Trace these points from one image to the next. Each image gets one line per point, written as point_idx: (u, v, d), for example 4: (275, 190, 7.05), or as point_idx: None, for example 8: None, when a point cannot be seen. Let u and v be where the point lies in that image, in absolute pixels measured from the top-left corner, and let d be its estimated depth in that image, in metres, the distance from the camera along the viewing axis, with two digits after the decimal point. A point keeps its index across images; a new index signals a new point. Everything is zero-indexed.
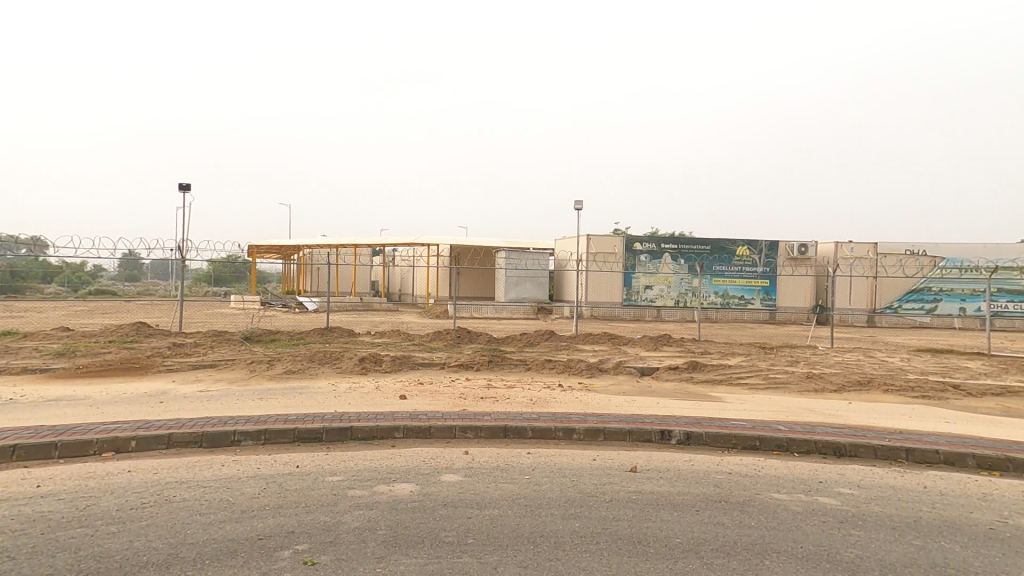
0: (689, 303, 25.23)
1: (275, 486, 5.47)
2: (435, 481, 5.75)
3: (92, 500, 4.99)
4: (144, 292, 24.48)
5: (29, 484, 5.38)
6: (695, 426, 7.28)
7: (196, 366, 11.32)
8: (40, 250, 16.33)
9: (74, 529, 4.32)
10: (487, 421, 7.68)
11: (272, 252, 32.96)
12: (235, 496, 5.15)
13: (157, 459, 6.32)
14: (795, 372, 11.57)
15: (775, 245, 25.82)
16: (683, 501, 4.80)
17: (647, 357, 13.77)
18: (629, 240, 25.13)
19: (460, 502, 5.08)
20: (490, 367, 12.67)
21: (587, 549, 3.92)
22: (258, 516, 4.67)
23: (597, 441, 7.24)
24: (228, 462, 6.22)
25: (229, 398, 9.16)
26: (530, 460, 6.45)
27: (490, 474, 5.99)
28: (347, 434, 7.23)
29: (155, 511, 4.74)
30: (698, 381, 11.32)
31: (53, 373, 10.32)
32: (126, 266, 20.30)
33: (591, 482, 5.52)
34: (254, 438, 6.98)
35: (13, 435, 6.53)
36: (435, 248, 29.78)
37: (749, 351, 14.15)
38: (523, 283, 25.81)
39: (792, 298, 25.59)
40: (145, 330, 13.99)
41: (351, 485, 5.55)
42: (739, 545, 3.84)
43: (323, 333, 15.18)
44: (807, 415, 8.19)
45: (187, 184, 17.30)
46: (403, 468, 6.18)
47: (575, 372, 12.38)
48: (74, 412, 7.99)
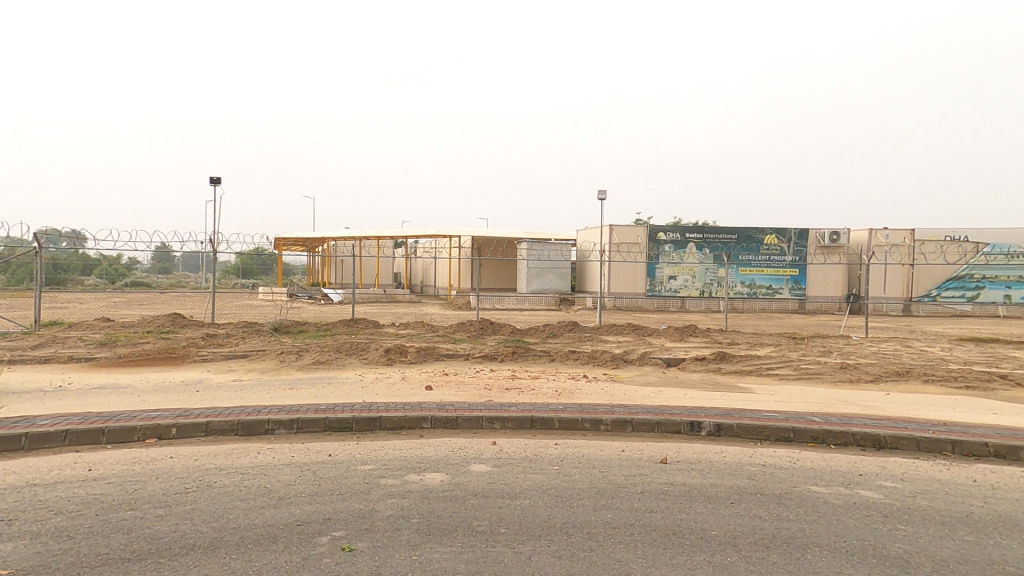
0: (714, 293, 24.81)
1: (309, 474, 5.59)
2: (465, 471, 5.78)
3: (139, 484, 5.18)
4: (177, 284, 25.24)
5: (81, 468, 5.62)
6: (726, 418, 7.16)
7: (229, 356, 11.63)
8: (79, 244, 17.01)
9: (124, 511, 4.49)
10: (514, 412, 7.70)
11: (298, 245, 33.57)
12: (272, 483, 5.27)
13: (196, 445, 6.52)
14: (829, 363, 11.29)
15: (804, 233, 25.17)
16: (718, 493, 4.74)
17: (673, 348, 13.60)
18: (653, 230, 24.80)
19: (491, 492, 5.10)
20: (515, 358, 12.69)
21: (622, 540, 3.90)
22: (296, 502, 4.79)
23: (625, 432, 7.19)
24: (264, 450, 6.38)
25: (261, 388, 9.38)
26: (558, 451, 6.44)
27: (519, 464, 6.01)
28: (376, 424, 7.33)
29: (197, 496, 4.89)
30: (727, 372, 11.14)
31: (95, 362, 10.72)
32: (160, 259, 21.01)
33: (621, 474, 5.49)
34: (288, 427, 7.14)
35: (61, 421, 6.80)
36: (457, 240, 29.90)
37: (779, 341, 13.86)
38: (545, 274, 25.75)
39: (822, 287, 24.95)
40: (179, 321, 14.42)
41: (383, 474, 5.64)
42: (778, 538, 3.77)
43: (349, 325, 15.42)
44: (842, 407, 8.00)
45: (217, 178, 17.69)
46: (432, 458, 6.24)
47: (600, 363, 12.30)
48: (116, 399, 8.30)
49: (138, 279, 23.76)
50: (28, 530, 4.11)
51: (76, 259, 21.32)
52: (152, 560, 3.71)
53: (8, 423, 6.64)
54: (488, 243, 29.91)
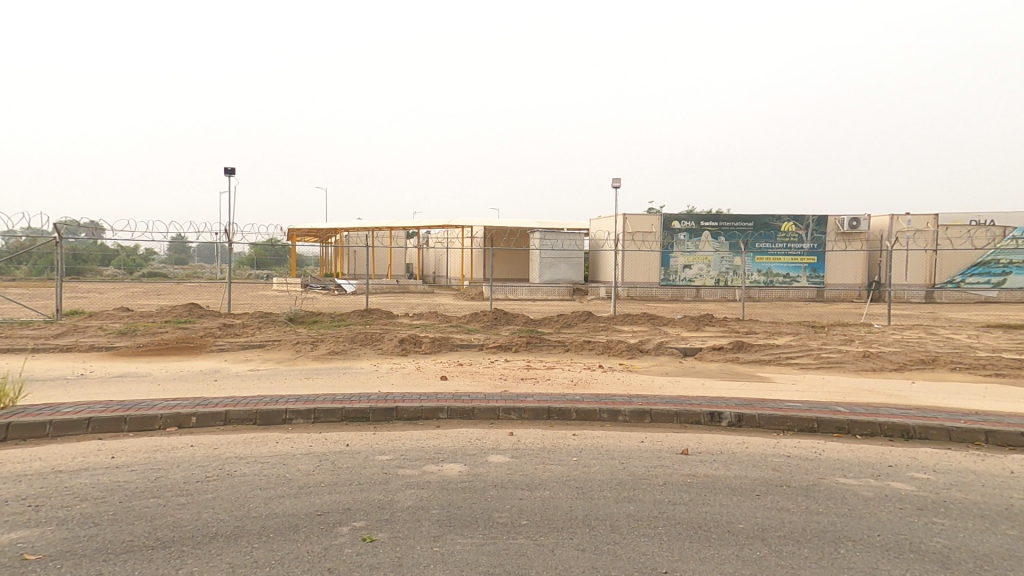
0: (730, 282, 24.50)
1: (328, 464, 5.60)
2: (483, 462, 5.75)
3: (161, 472, 5.23)
4: (193, 274, 25.56)
5: (105, 455, 5.67)
6: (747, 408, 7.05)
7: (245, 346, 11.72)
8: (98, 234, 17.26)
9: (147, 499, 4.52)
10: (530, 403, 7.65)
11: (311, 236, 33.73)
12: (292, 473, 5.29)
13: (216, 434, 6.57)
14: (850, 352, 11.07)
15: (823, 220, 24.70)
16: (744, 485, 4.64)
17: (689, 337, 13.43)
18: (667, 218, 24.50)
19: (510, 483, 5.06)
20: (529, 348, 12.63)
21: (645, 533, 3.84)
22: (316, 492, 4.79)
23: (643, 423, 7.12)
24: (282, 440, 6.41)
25: (278, 378, 9.43)
26: (576, 442, 6.39)
27: (537, 455, 5.98)
28: (392, 414, 7.34)
29: (218, 485, 4.92)
30: (745, 361, 10.97)
31: (116, 351, 10.87)
32: (176, 249, 21.28)
33: (641, 465, 5.41)
34: (305, 417, 7.16)
35: (85, 409, 6.89)
36: (469, 230, 29.83)
37: (798, 330, 13.62)
38: (558, 264, 25.61)
39: (841, 275, 24.50)
40: (196, 311, 14.56)
41: (401, 464, 5.63)
42: (808, 532, 3.67)
43: (363, 315, 15.46)
44: (866, 397, 7.83)
45: (231, 168, 17.73)
46: (450, 448, 6.22)
47: (615, 353, 12.20)
48: (137, 388, 8.39)
49: (155, 269, 24.10)
50: (55, 515, 4.16)
51: (95, 250, 21.64)
52: (175, 548, 3.72)
53: (33, 410, 6.73)
54: (500, 233, 29.77)
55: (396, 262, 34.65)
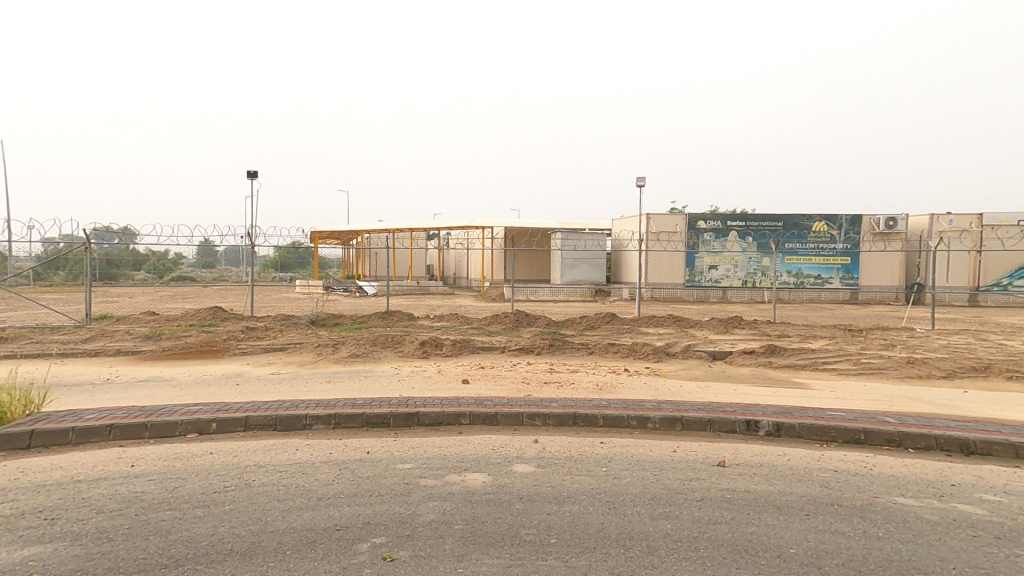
0: (758, 282, 23.77)
1: (347, 473, 5.43)
2: (507, 472, 5.49)
3: (180, 481, 5.12)
4: (220, 277, 26.01)
5: (125, 463, 5.61)
6: (786, 416, 6.65)
7: (267, 350, 11.71)
8: (130, 238, 17.65)
9: (164, 512, 4.40)
10: (555, 409, 7.37)
11: (333, 237, 34.03)
12: (311, 483, 5.13)
13: (236, 440, 6.48)
14: (893, 357, 10.50)
15: (856, 220, 23.78)
16: (790, 503, 4.29)
17: (718, 340, 12.97)
18: (693, 218, 23.90)
19: (536, 496, 4.80)
20: (551, 351, 12.35)
21: (686, 557, 3.53)
22: (334, 504, 4.62)
23: (674, 430, 6.78)
24: (302, 447, 6.28)
25: (299, 381, 9.36)
26: (604, 451, 6.10)
27: (564, 464, 5.71)
28: (413, 420, 7.14)
29: (237, 496, 4.79)
30: (779, 366, 10.49)
31: (142, 355, 10.96)
32: (203, 253, 21.64)
33: (675, 478, 5.09)
34: (325, 423, 7.03)
35: (108, 414, 6.88)
36: (489, 231, 29.67)
37: (834, 333, 13.04)
38: (579, 265, 25.24)
39: (877, 276, 23.51)
40: (221, 314, 14.69)
41: (423, 474, 5.42)
42: (871, 562, 3.32)
43: (384, 318, 15.37)
44: (915, 406, 7.34)
45: (254, 171, 17.82)
46: (473, 456, 6.00)
47: (641, 356, 11.82)
48: (160, 393, 8.39)
49: (184, 273, 24.59)
50: (71, 530, 4.06)
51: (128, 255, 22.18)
52: (189, 567, 3.57)
53: (57, 417, 6.74)
54: (521, 234, 29.55)
55: (417, 264, 34.75)
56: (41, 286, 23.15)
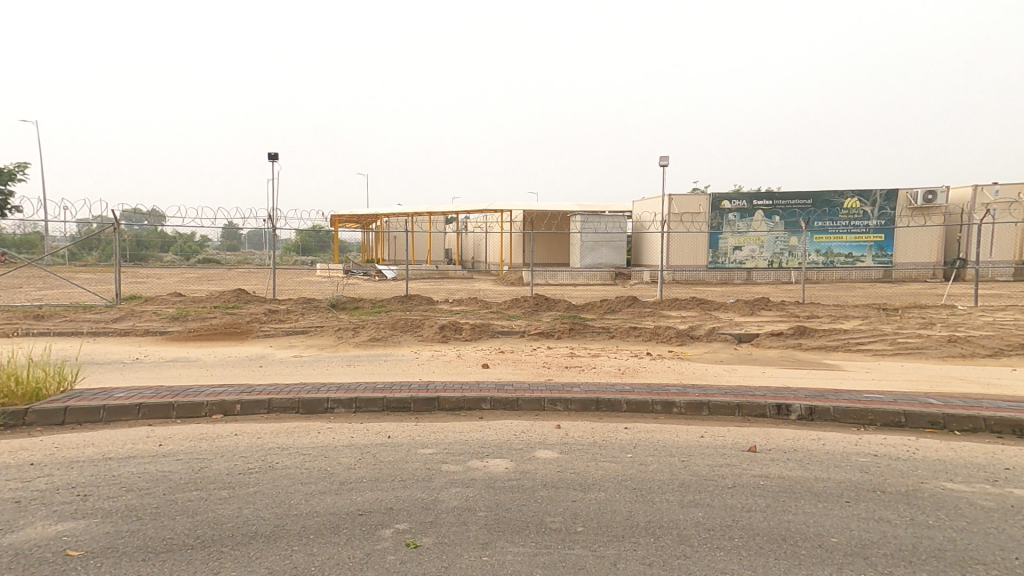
0: (785, 264, 23.15)
1: (369, 457, 5.40)
2: (530, 458, 5.41)
3: (205, 462, 5.15)
4: (243, 260, 26.38)
5: (153, 442, 5.67)
6: (819, 400, 6.42)
7: (289, 332, 11.81)
8: (158, 221, 17.95)
9: (190, 492, 4.41)
10: (577, 393, 7.26)
11: (353, 221, 34.18)
12: (333, 467, 5.12)
13: (260, 423, 6.52)
14: (931, 337, 10.10)
15: (891, 195, 22.93)
16: (829, 489, 4.10)
17: (744, 322, 12.66)
18: (716, 198, 23.31)
19: (561, 482, 4.70)
20: (572, 334, 12.21)
21: (721, 546, 3.39)
22: (357, 489, 4.59)
23: (701, 415, 6.61)
24: (324, 429, 6.29)
25: (321, 364, 9.41)
26: (629, 437, 5.97)
27: (588, 450, 5.60)
28: (434, 404, 7.10)
29: (260, 478, 4.79)
30: (809, 348, 10.17)
31: (169, 336, 11.14)
32: (227, 237, 21.93)
33: (704, 464, 4.93)
34: (347, 406, 7.03)
35: (135, 394, 6.97)
36: (508, 214, 29.42)
37: (867, 313, 12.60)
38: (599, 248, 24.90)
39: (912, 253, 22.73)
40: (244, 297, 14.86)
41: (445, 459, 5.36)
42: (921, 552, 3.14)
43: (403, 301, 15.38)
44: (958, 389, 7.04)
45: (274, 154, 17.84)
46: (495, 442, 5.93)
47: (664, 340, 11.59)
48: (186, 373, 8.51)
49: (209, 257, 25.00)
50: (102, 507, 4.09)
51: (155, 237, 22.59)
52: (214, 549, 3.56)
53: (87, 394, 6.85)
54: (540, 216, 29.23)
55: (435, 248, 34.75)
56: (72, 268, 23.74)
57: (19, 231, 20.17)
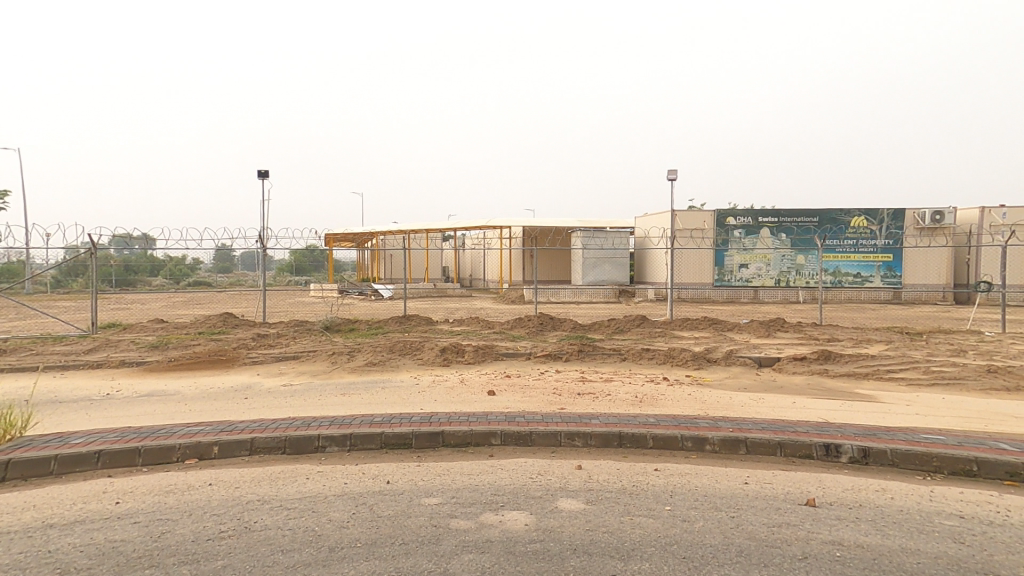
0: (792, 281, 22.56)
1: (365, 511, 4.63)
2: (552, 510, 4.62)
3: (169, 526, 4.41)
4: (236, 281, 25.60)
5: (110, 500, 4.96)
6: (874, 439, 5.69)
7: (279, 358, 11.03)
8: (148, 245, 17.31)
9: (143, 574, 3.67)
10: (597, 426, 6.51)
11: (349, 240, 33.57)
12: (322, 526, 4.33)
13: (240, 468, 5.75)
14: (968, 364, 9.43)
15: (899, 213, 22.50)
16: (926, 568, 3.35)
17: (761, 344, 11.95)
18: (721, 214, 22.84)
19: (592, 547, 3.93)
20: (581, 358, 11.46)
21: None
22: (349, 559, 3.81)
23: (737, 454, 5.87)
24: (314, 475, 5.51)
25: (311, 394, 8.63)
26: (662, 481, 5.22)
27: (617, 500, 4.82)
28: (438, 440, 6.33)
29: (233, 547, 4.03)
30: (838, 374, 9.44)
31: (148, 366, 10.35)
32: (220, 258, 21.11)
33: (759, 521, 4.17)
34: (340, 444, 6.25)
35: (98, 438, 6.20)
36: (507, 232, 28.83)
37: (891, 336, 11.93)
38: (602, 265, 24.31)
39: (922, 273, 22.22)
40: (231, 321, 14.07)
41: (453, 512, 4.59)
42: None
43: (401, 322, 14.61)
44: (1019, 428, 6.33)
45: (265, 171, 17.14)
46: (509, 488, 5.15)
47: (680, 364, 10.85)
48: (162, 409, 7.73)
49: (200, 278, 24.18)
50: None
51: (145, 261, 21.94)
52: None
53: (41, 442, 6.08)
54: (540, 234, 28.68)
55: (433, 266, 34.08)
56: (55, 292, 22.91)
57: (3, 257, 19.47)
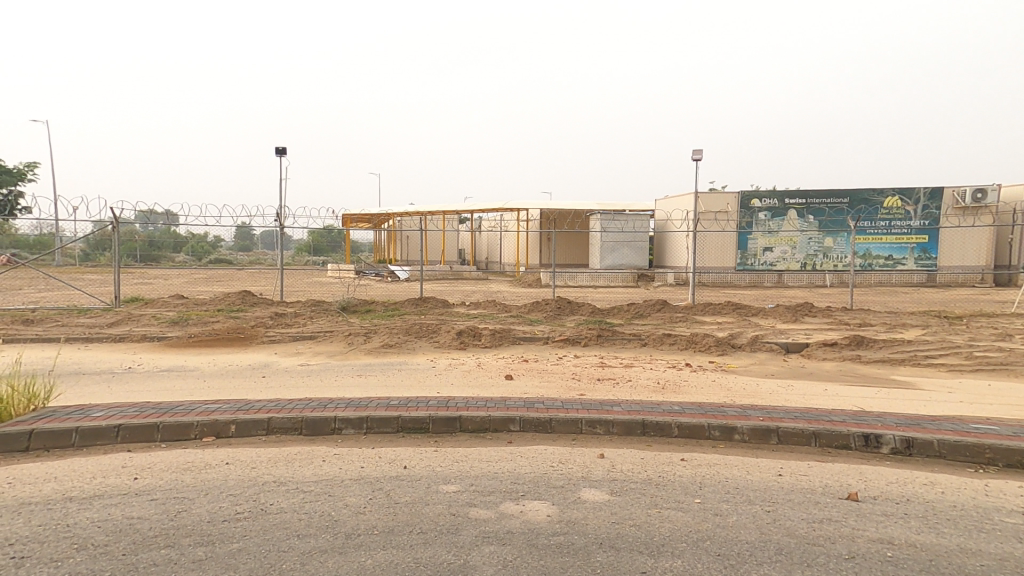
0: (819, 265, 21.90)
1: (382, 497, 4.49)
2: (575, 501, 4.43)
3: (185, 504, 4.33)
4: (255, 261, 25.73)
5: (127, 476, 4.91)
6: (917, 429, 5.38)
7: (296, 337, 10.99)
8: (171, 221, 17.46)
9: (159, 554, 3.58)
10: (619, 413, 6.29)
11: (365, 221, 33.55)
12: (338, 511, 4.20)
13: (257, 448, 5.67)
14: (1012, 351, 8.95)
15: (936, 193, 21.57)
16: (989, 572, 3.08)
17: (788, 330, 11.56)
18: (746, 196, 22.16)
19: (620, 540, 3.73)
20: (600, 342, 11.21)
21: None
22: (368, 546, 3.67)
23: (768, 445, 5.60)
24: (330, 458, 5.39)
25: (327, 374, 8.56)
26: (690, 472, 4.99)
27: (643, 491, 4.61)
28: (455, 425, 6.18)
29: (248, 530, 3.92)
30: (871, 361, 9.05)
31: (168, 342, 10.39)
32: (240, 237, 21.16)
33: (798, 516, 3.92)
34: (357, 427, 6.14)
35: (116, 413, 6.16)
36: (524, 214, 28.45)
37: (928, 322, 11.42)
38: (620, 248, 23.88)
39: (959, 255, 21.34)
40: (250, 300, 14.10)
41: (473, 501, 4.43)
42: None
43: (417, 304, 14.49)
44: None
45: (283, 149, 17.00)
46: (530, 477, 4.96)
47: (703, 349, 10.53)
48: (180, 385, 7.71)
49: (221, 257, 24.33)
50: None
51: (167, 238, 22.11)
52: None
53: (61, 414, 6.07)
54: (558, 216, 28.26)
55: (449, 248, 33.91)
56: (81, 268, 23.33)
57: (34, 232, 19.84)
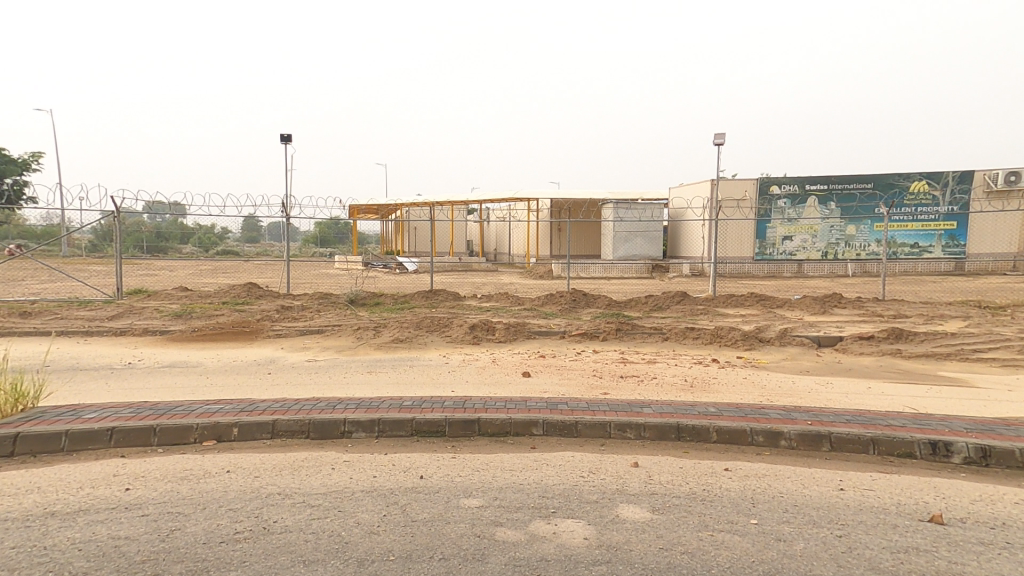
0: (841, 253, 21.25)
1: (398, 513, 4.02)
2: (615, 520, 3.95)
3: (179, 521, 3.88)
4: (262, 252, 25.31)
5: (118, 486, 4.47)
6: (991, 436, 4.85)
7: (303, 331, 10.54)
8: (177, 212, 17.01)
9: None
10: (652, 416, 5.78)
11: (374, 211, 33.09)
12: (349, 531, 3.74)
13: (260, 454, 5.21)
14: None
15: (965, 177, 20.76)
16: None
17: (818, 322, 10.96)
18: (765, 182, 21.48)
19: (674, 572, 3.23)
20: (620, 336, 10.67)
21: None
22: None
23: (820, 451, 5.08)
24: (340, 465, 4.94)
25: (336, 371, 8.11)
26: (738, 484, 4.48)
27: (689, 508, 4.10)
28: (474, 428, 5.70)
29: (249, 554, 3.46)
30: (914, 355, 8.47)
31: (170, 336, 9.97)
32: (247, 228, 20.65)
33: (879, 545, 3.39)
34: (368, 430, 5.67)
35: (110, 414, 5.73)
36: (535, 204, 27.84)
37: (968, 312, 10.78)
38: (634, 239, 23.29)
39: (989, 242, 20.61)
40: (256, 292, 13.67)
41: (500, 519, 3.95)
42: None
43: (427, 296, 13.99)
44: None
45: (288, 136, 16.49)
46: (560, 490, 4.47)
47: (730, 344, 9.97)
48: (181, 383, 7.28)
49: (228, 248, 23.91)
50: None
51: (173, 229, 21.71)
52: None
53: (52, 415, 5.65)
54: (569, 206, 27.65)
55: (458, 239, 33.38)
56: (87, 259, 23.00)
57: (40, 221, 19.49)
